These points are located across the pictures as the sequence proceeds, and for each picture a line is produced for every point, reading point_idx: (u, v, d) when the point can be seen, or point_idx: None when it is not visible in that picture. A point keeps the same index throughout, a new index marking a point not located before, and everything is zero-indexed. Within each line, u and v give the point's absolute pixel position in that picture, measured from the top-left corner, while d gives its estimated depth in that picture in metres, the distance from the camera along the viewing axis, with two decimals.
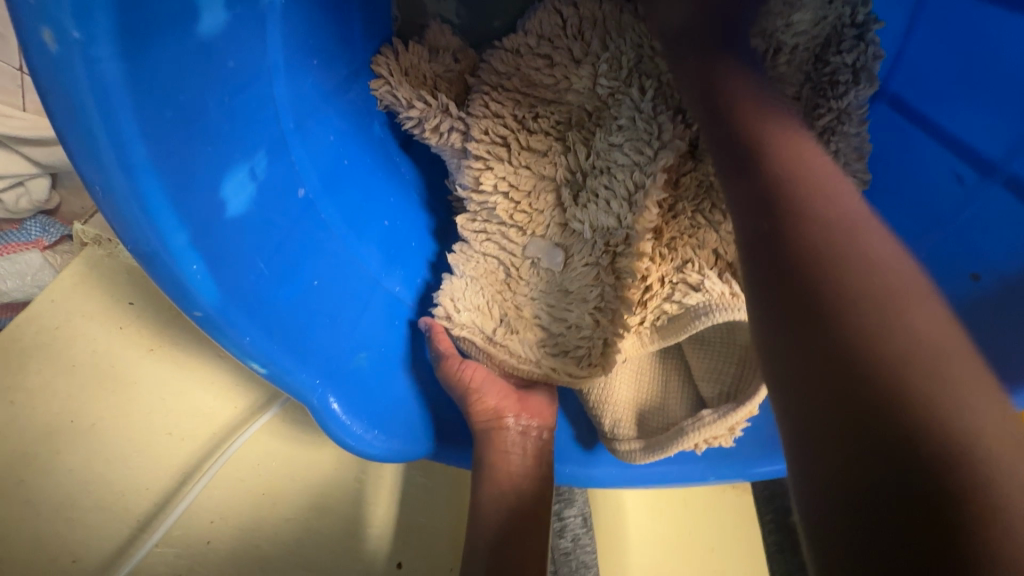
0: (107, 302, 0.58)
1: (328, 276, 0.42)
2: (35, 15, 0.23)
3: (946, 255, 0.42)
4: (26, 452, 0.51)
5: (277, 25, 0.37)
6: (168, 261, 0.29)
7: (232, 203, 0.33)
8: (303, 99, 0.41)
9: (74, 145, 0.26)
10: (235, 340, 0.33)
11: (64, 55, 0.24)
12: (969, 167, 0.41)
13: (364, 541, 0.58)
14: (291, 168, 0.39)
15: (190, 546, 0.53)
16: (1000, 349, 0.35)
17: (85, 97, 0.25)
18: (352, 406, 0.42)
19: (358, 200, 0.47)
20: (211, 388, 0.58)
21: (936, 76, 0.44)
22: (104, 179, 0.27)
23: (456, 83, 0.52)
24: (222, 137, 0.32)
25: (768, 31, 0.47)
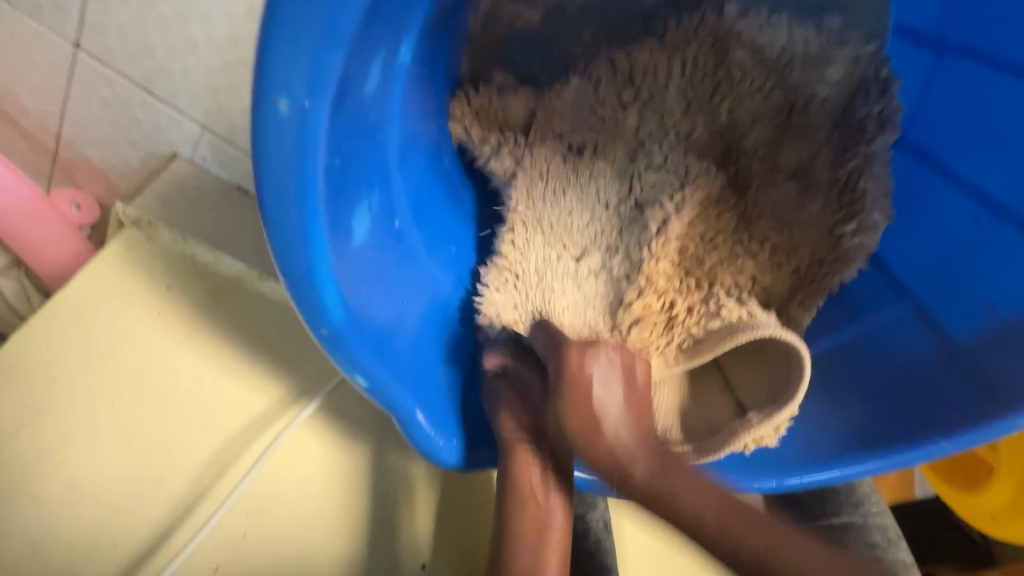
0: (147, 286, 0.57)
1: (412, 295, 0.47)
2: (276, 88, 0.26)
3: (967, 290, 0.47)
4: (66, 430, 0.50)
5: (400, 79, 0.43)
6: (312, 285, 0.33)
7: (358, 234, 0.37)
8: (405, 133, 0.46)
9: (263, 183, 0.29)
10: (350, 355, 0.37)
11: (291, 119, 0.27)
12: (986, 211, 0.46)
13: (394, 542, 0.56)
14: (393, 200, 0.44)
15: (227, 537, 0.51)
16: (1006, 372, 0.41)
17: (292, 154, 0.28)
18: (433, 419, 0.45)
19: (434, 227, 0.52)
20: (248, 379, 0.57)
21: (949, 134, 0.49)
22: (282, 214, 0.30)
23: (525, 113, 0.56)
24: (359, 167, 0.36)
25: (801, 84, 0.55)
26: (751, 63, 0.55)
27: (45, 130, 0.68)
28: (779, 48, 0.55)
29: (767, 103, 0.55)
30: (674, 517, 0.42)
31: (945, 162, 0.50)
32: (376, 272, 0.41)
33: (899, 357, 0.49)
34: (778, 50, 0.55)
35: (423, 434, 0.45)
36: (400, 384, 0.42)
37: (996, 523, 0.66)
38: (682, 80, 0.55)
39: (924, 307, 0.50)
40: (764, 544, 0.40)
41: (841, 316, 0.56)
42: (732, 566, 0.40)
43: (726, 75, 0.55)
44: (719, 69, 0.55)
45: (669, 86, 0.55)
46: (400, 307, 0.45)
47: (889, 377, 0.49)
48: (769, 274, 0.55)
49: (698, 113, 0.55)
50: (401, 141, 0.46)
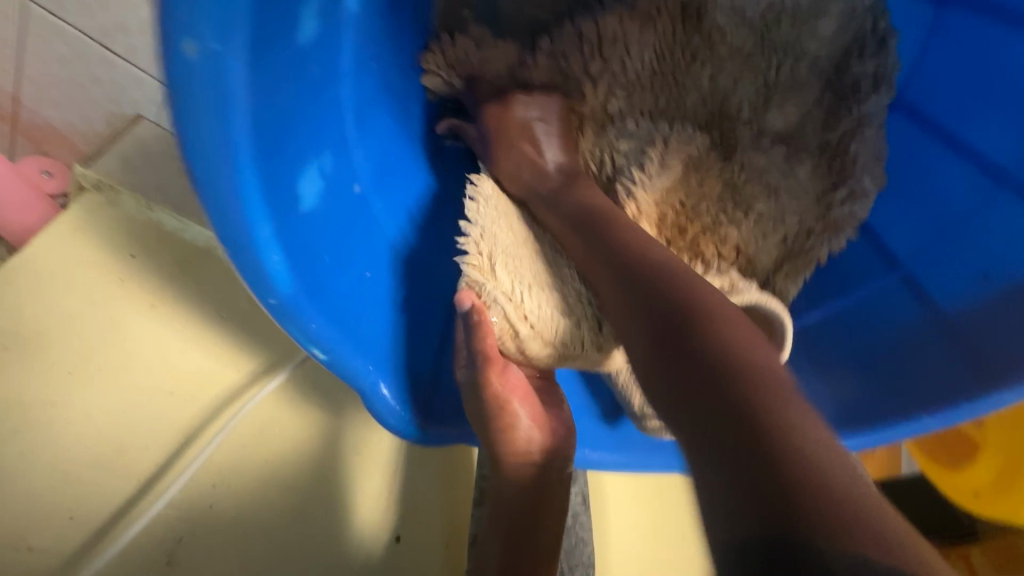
0: (106, 254, 0.55)
1: (376, 263, 0.45)
2: (180, 29, 0.24)
3: (958, 261, 0.45)
4: (21, 401, 0.48)
5: (349, 31, 0.40)
6: (252, 250, 0.30)
7: (307, 195, 0.35)
8: (362, 91, 0.43)
9: (188, 144, 0.26)
10: (303, 325, 0.35)
11: (203, 64, 0.25)
12: (981, 178, 0.44)
13: (367, 515, 0.55)
14: (349, 163, 0.42)
15: (192, 508, 0.50)
16: (994, 347, 0.39)
17: (212, 107, 0.26)
18: (399, 392, 0.44)
19: (401, 193, 0.50)
20: (214, 350, 0.55)
21: (948, 95, 0.46)
22: (209, 172, 0.27)
23: (503, 73, 0.54)
24: (299, 125, 0.33)
25: (789, 42, 0.52)
26: (732, 20, 0.52)
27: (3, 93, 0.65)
28: (766, 4, 0.51)
29: (749, 65, 0.52)
30: (705, 335, 0.32)
31: (943, 126, 0.47)
32: (339, 238, 0.40)
33: (887, 332, 0.47)
34: (764, 5, 0.51)
35: (388, 409, 0.43)
36: (361, 355, 0.41)
37: (978, 500, 0.66)
38: (654, 44, 0.52)
39: (914, 278, 0.47)
40: (753, 397, 0.28)
41: (830, 288, 0.53)
42: (722, 455, 0.26)
43: (703, 39, 0.52)
44: (695, 31, 0.52)
45: (640, 53, 0.52)
46: (360, 276, 0.42)
47: (874, 351, 0.47)
48: (756, 245, 0.53)
49: (677, 74, 0.53)
50: (357, 98, 0.43)
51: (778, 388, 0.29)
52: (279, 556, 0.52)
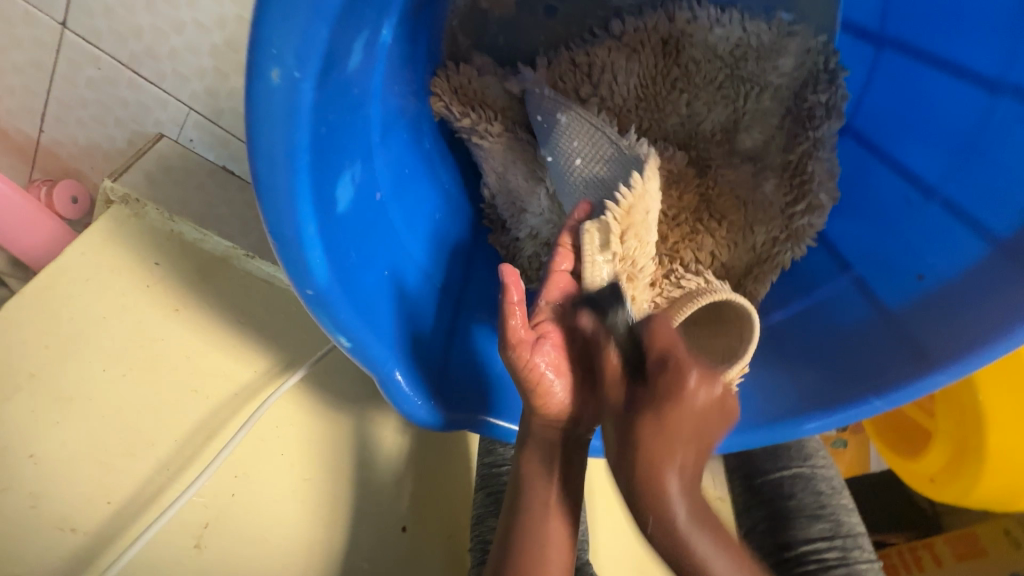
0: (135, 260, 0.59)
1: (393, 265, 0.50)
2: (268, 58, 0.28)
3: (898, 263, 0.51)
4: (60, 395, 0.52)
5: (379, 60, 0.45)
6: (298, 245, 0.36)
7: (341, 201, 0.40)
8: (388, 113, 0.49)
9: (256, 153, 0.31)
10: (334, 315, 0.40)
11: (280, 87, 0.29)
12: (915, 191, 0.51)
13: (376, 505, 0.60)
14: (374, 176, 0.47)
15: (216, 496, 0.54)
16: (925, 338, 0.46)
17: (281, 121, 0.30)
18: (413, 380, 0.49)
19: (412, 204, 0.55)
20: (234, 351, 0.60)
21: (889, 119, 0.54)
22: (271, 176, 0.32)
23: (503, 96, 0.61)
24: (341, 142, 0.38)
25: (757, 73, 0.59)
26: (705, 55, 0.59)
27: (30, 111, 0.69)
28: (734, 43, 0.59)
29: (721, 91, 0.59)
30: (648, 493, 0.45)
31: (885, 147, 0.54)
32: (362, 241, 0.45)
33: (843, 326, 0.54)
34: (733, 42, 0.59)
35: (404, 394, 0.48)
36: (381, 345, 0.46)
37: (933, 485, 0.74)
38: (639, 74, 0.60)
39: (863, 279, 0.54)
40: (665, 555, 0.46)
41: (793, 290, 0.60)
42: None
43: (682, 70, 0.60)
44: (675, 63, 0.60)
45: (627, 81, 0.60)
46: (380, 275, 0.48)
47: (831, 343, 0.54)
48: (726, 251, 0.60)
49: (659, 99, 0.60)
50: (383, 119, 0.48)
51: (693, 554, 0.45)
52: (300, 539, 0.56)
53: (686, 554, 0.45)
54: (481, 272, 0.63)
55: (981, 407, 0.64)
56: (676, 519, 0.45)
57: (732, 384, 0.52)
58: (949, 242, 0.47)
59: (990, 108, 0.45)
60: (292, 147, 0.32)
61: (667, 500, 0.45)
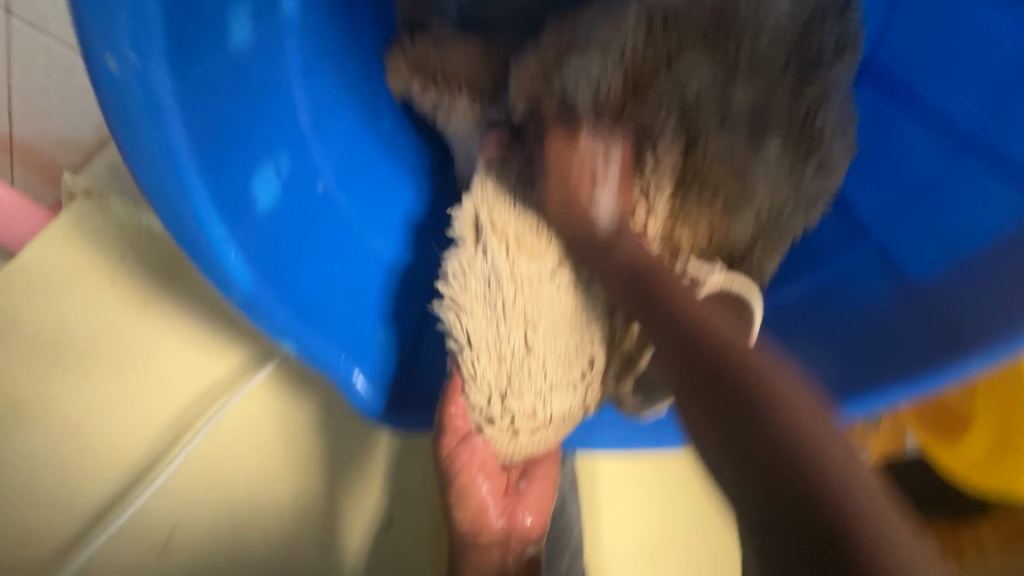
0: (97, 255, 0.57)
1: (347, 259, 0.47)
2: (103, 46, 0.27)
3: (927, 231, 0.44)
4: (26, 396, 0.52)
5: (295, 37, 0.41)
6: (208, 247, 0.32)
7: (263, 195, 0.37)
8: (322, 89, 0.44)
9: (131, 147, 0.29)
10: (270, 319, 0.37)
11: (123, 72, 0.28)
12: (950, 143, 0.42)
13: (356, 504, 0.56)
14: (314, 161, 0.43)
15: (185, 494, 0.53)
16: (960, 319, 0.37)
17: (140, 111, 0.28)
18: (375, 379, 0.45)
19: (370, 189, 0.51)
20: (200, 346, 0.57)
21: (917, 59, 0.45)
22: (150, 174, 0.29)
23: (465, 62, 0.54)
24: (250, 135, 0.36)
25: (754, 13, 0.50)
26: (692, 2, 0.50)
27: (5, 107, 0.68)
28: None
29: (711, 33, 0.50)
30: (732, 368, 0.31)
31: (913, 93, 0.45)
32: (303, 233, 0.41)
33: (861, 302, 0.46)
34: None
35: (363, 395, 0.44)
36: (334, 346, 0.42)
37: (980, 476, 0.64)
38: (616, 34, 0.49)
39: (887, 251, 0.46)
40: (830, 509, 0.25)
41: (808, 265, 0.52)
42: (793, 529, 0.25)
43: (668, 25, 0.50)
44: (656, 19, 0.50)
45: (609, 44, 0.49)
46: (329, 270, 0.44)
47: (839, 324, 0.46)
48: (734, 226, 0.51)
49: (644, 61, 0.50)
50: (319, 98, 0.44)
51: (809, 427, 0.28)
52: (276, 538, 0.54)
53: (832, 455, 0.27)
54: (458, 257, 0.57)
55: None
56: (834, 454, 0.28)
57: None
58: (993, 206, 0.39)
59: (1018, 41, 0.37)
60: (169, 139, 0.29)
61: (782, 406, 0.29)
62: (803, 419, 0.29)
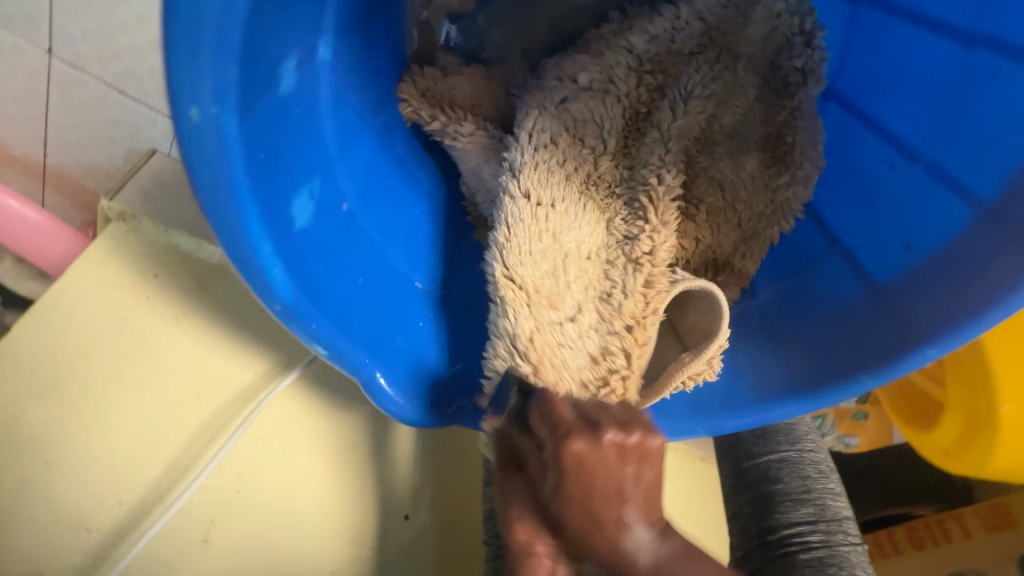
0: (135, 273, 0.62)
1: (370, 271, 0.52)
2: (186, 99, 0.28)
3: (884, 234, 0.49)
4: (69, 407, 0.56)
5: (325, 73, 0.44)
6: (259, 267, 0.37)
7: (301, 217, 0.41)
8: (347, 120, 0.49)
9: (201, 187, 0.32)
10: (306, 327, 0.42)
11: (203, 125, 0.30)
12: (900, 157, 0.48)
13: (378, 495, 0.62)
14: (339, 185, 0.48)
15: (221, 494, 0.57)
16: (921, 312, 0.44)
17: (215, 157, 0.31)
18: (395, 379, 0.51)
19: (388, 208, 0.56)
20: (233, 355, 0.62)
21: (877, 83, 0.50)
22: (217, 207, 0.33)
23: (470, 93, 0.60)
24: (294, 164, 0.40)
25: (727, 45, 0.57)
26: (669, 39, 0.58)
27: (33, 136, 0.73)
28: (700, 21, 0.58)
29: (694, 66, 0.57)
30: None
31: (872, 112, 0.51)
32: (334, 249, 0.47)
33: (831, 299, 0.52)
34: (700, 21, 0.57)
35: (385, 392, 0.50)
36: (359, 349, 0.48)
37: (949, 458, 0.70)
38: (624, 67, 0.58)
39: (852, 253, 0.52)
40: None
41: (782, 266, 0.58)
42: None
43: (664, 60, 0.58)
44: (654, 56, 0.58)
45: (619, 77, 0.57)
46: (355, 282, 0.49)
47: (818, 320, 0.52)
48: (710, 232, 0.59)
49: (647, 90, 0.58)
50: (345, 128, 0.48)
51: None
52: (305, 533, 0.59)
53: None
54: (469, 267, 0.62)
55: (992, 375, 0.62)
56: None
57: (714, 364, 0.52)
58: (937, 214, 0.45)
59: (963, 66, 0.42)
60: (235, 177, 0.33)
61: None
62: None
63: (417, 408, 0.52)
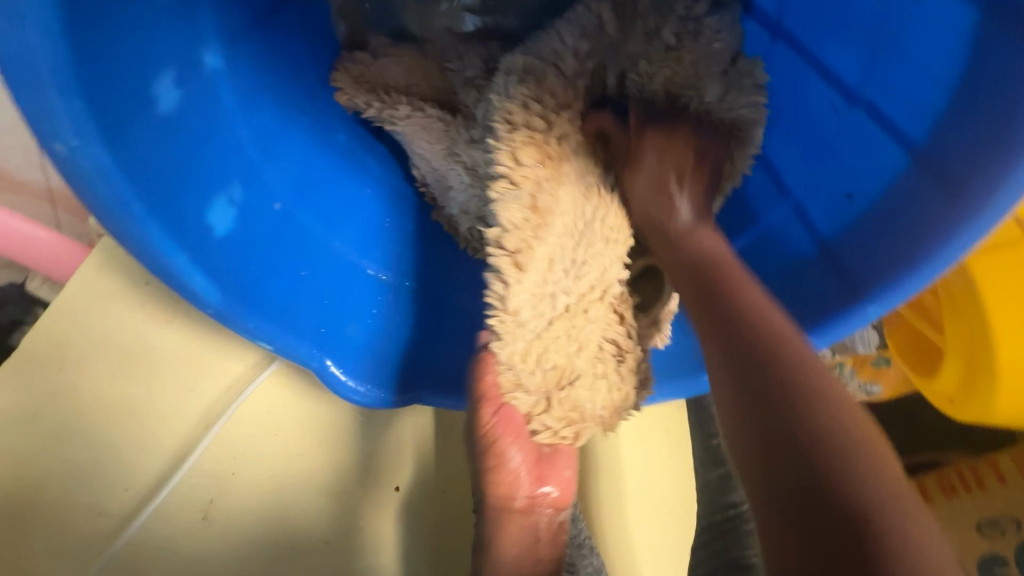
0: (127, 283, 0.67)
1: (317, 265, 0.53)
2: (50, 136, 0.32)
3: (830, 182, 0.45)
4: (78, 407, 0.63)
5: (223, 87, 0.47)
6: (176, 275, 0.39)
7: (219, 225, 0.43)
8: (264, 123, 0.50)
9: (97, 210, 0.35)
10: (243, 325, 0.44)
11: (73, 156, 0.33)
12: (840, 98, 0.44)
13: (366, 471, 0.66)
14: (265, 187, 0.49)
15: (218, 474, 0.63)
16: (864, 266, 0.40)
17: (96, 182, 0.34)
18: (349, 368, 0.51)
19: (332, 202, 0.57)
20: (222, 350, 0.67)
21: (815, 20, 0.47)
22: (117, 227, 0.36)
23: (403, 75, 0.59)
24: (199, 176, 0.42)
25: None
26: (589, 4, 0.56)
27: (33, 163, 0.79)
28: None
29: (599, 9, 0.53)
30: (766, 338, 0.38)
31: (813, 52, 0.47)
32: (267, 250, 0.48)
33: (786, 255, 0.48)
34: None
35: (340, 380, 0.51)
36: (307, 342, 0.49)
37: (955, 405, 0.65)
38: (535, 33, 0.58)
39: (802, 205, 0.48)
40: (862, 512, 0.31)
41: (741, 221, 0.54)
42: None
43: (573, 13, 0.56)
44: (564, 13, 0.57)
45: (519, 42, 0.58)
46: (297, 277, 0.51)
47: (777, 277, 0.48)
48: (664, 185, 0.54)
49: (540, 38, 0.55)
50: (260, 133, 0.50)
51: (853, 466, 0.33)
52: (298, 505, 0.64)
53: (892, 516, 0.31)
54: (427, 245, 0.61)
55: (986, 315, 0.56)
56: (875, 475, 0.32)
57: (663, 327, 0.51)
58: (876, 157, 0.41)
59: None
60: (124, 197, 0.35)
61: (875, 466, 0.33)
62: (852, 457, 0.33)
63: (379, 393, 0.52)
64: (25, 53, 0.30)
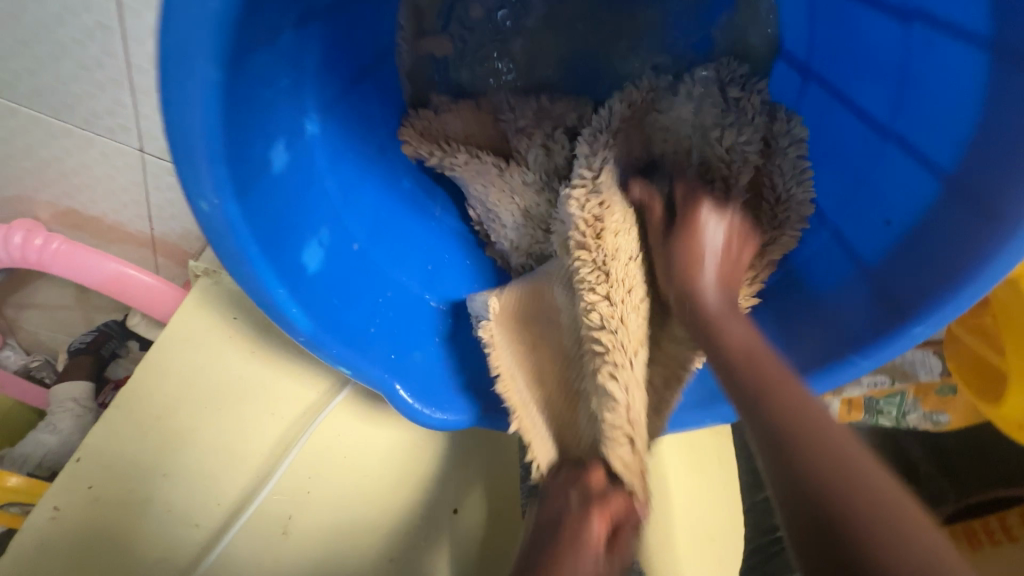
0: (220, 317, 0.75)
1: (387, 298, 0.59)
2: (195, 195, 0.39)
3: (868, 210, 0.47)
4: (178, 429, 0.70)
5: (317, 147, 0.54)
6: (277, 308, 0.46)
7: (309, 264, 0.50)
8: (345, 175, 0.58)
9: (219, 252, 0.42)
10: (328, 352, 0.50)
11: (210, 210, 0.40)
12: (873, 133, 0.48)
13: (428, 491, 0.71)
14: (345, 230, 0.56)
15: (296, 491, 0.69)
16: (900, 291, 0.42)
17: (223, 230, 0.41)
18: (418, 394, 0.56)
19: (401, 242, 0.63)
20: (299, 377, 0.74)
21: (848, 65, 0.51)
22: (236, 268, 0.43)
23: (461, 127, 0.67)
24: (297, 224, 0.49)
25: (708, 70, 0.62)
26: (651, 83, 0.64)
27: (139, 216, 0.91)
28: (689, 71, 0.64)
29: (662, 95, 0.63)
30: (797, 423, 0.40)
31: (848, 92, 0.51)
32: (347, 285, 0.55)
33: (828, 283, 0.50)
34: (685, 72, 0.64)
35: (411, 407, 0.55)
36: (377, 367, 0.54)
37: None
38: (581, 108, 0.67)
39: (842, 233, 0.50)
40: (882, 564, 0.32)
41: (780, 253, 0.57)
42: None
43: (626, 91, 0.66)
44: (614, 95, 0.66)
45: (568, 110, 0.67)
46: (373, 307, 0.57)
47: (823, 300, 0.49)
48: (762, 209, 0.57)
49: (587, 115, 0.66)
50: (343, 185, 0.57)
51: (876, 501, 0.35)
52: (368, 521, 0.69)
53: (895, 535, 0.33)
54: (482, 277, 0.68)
55: None
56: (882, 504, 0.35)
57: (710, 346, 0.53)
58: (910, 186, 0.43)
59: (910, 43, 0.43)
60: (242, 243, 0.42)
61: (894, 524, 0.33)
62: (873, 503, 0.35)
63: (442, 417, 0.57)
64: (184, 131, 0.37)
